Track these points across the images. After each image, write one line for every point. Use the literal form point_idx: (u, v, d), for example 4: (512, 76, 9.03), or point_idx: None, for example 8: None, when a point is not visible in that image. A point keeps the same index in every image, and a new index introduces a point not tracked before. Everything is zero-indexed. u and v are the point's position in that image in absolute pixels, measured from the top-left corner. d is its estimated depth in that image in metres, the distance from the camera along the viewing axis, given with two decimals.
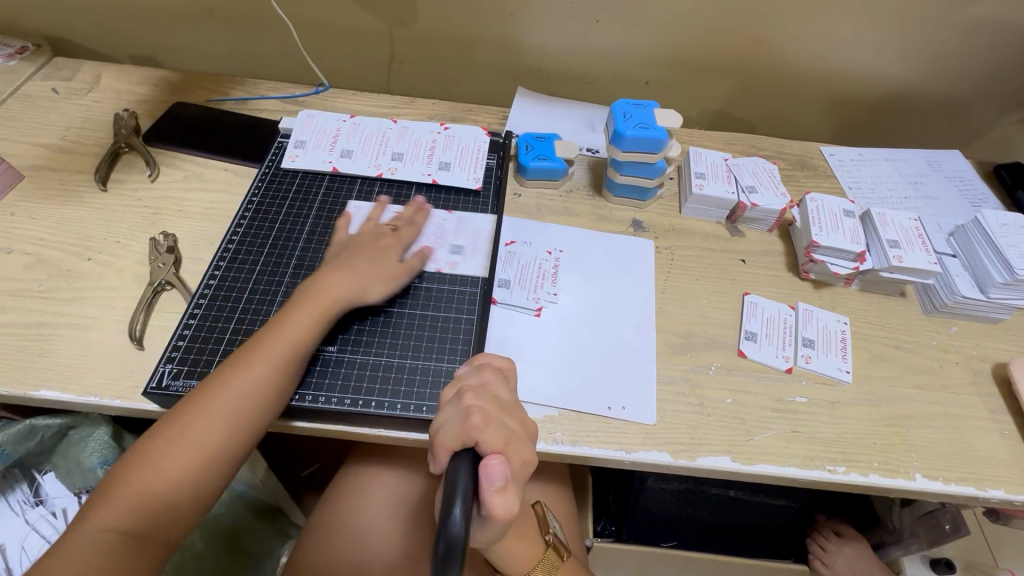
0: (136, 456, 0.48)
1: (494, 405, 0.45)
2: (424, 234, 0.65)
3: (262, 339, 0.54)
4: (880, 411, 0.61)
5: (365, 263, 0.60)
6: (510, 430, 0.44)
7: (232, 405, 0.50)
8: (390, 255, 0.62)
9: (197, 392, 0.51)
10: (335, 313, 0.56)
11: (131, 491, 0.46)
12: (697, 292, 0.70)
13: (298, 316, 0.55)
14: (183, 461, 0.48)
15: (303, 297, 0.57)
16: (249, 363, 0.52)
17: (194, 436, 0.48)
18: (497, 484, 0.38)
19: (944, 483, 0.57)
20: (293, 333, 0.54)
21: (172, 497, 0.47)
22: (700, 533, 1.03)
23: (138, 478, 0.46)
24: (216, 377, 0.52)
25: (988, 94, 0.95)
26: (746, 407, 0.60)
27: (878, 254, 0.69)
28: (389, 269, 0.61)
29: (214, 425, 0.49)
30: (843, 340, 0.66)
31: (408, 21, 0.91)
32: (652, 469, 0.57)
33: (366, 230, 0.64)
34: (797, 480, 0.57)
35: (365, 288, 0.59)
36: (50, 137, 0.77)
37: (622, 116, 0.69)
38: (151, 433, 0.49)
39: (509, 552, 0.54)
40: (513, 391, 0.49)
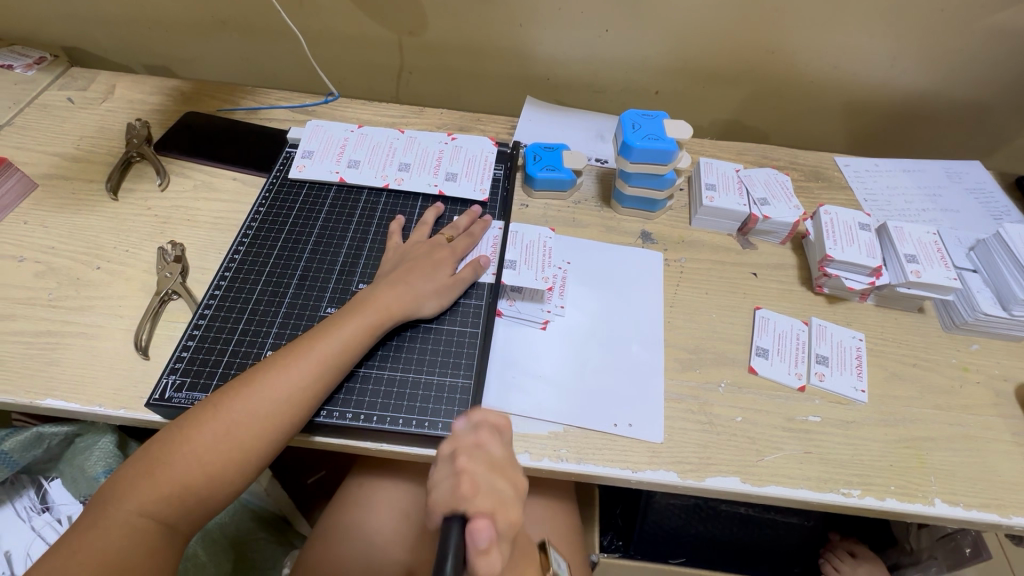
0: (149, 454, 0.48)
1: (485, 465, 0.42)
2: (436, 242, 0.64)
3: (301, 348, 0.53)
4: (898, 432, 0.59)
5: (421, 277, 0.60)
6: (500, 492, 0.40)
7: (251, 416, 0.49)
8: (443, 272, 0.61)
9: (220, 395, 0.50)
10: (344, 321, 0.55)
11: (139, 492, 0.46)
12: (706, 305, 0.68)
13: (343, 330, 0.55)
14: (196, 467, 0.47)
15: (355, 306, 0.57)
16: (285, 373, 0.51)
17: (210, 443, 0.48)
18: (483, 548, 0.35)
19: (965, 509, 0.55)
20: (335, 345, 0.54)
21: (178, 502, 0.47)
22: (708, 550, 1.01)
23: (148, 478, 0.46)
24: (241, 382, 0.51)
25: (1010, 103, 0.93)
26: (757, 426, 0.59)
27: (894, 269, 0.67)
28: (443, 285, 0.61)
29: (231, 433, 0.49)
30: (859, 357, 0.64)
31: (418, 31, 0.91)
32: (659, 488, 0.56)
33: (421, 240, 0.65)
34: (810, 503, 0.55)
35: (417, 306, 0.59)
36: (64, 146, 0.78)
37: (631, 127, 0.68)
38: (157, 438, 0.48)
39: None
40: (508, 451, 0.45)
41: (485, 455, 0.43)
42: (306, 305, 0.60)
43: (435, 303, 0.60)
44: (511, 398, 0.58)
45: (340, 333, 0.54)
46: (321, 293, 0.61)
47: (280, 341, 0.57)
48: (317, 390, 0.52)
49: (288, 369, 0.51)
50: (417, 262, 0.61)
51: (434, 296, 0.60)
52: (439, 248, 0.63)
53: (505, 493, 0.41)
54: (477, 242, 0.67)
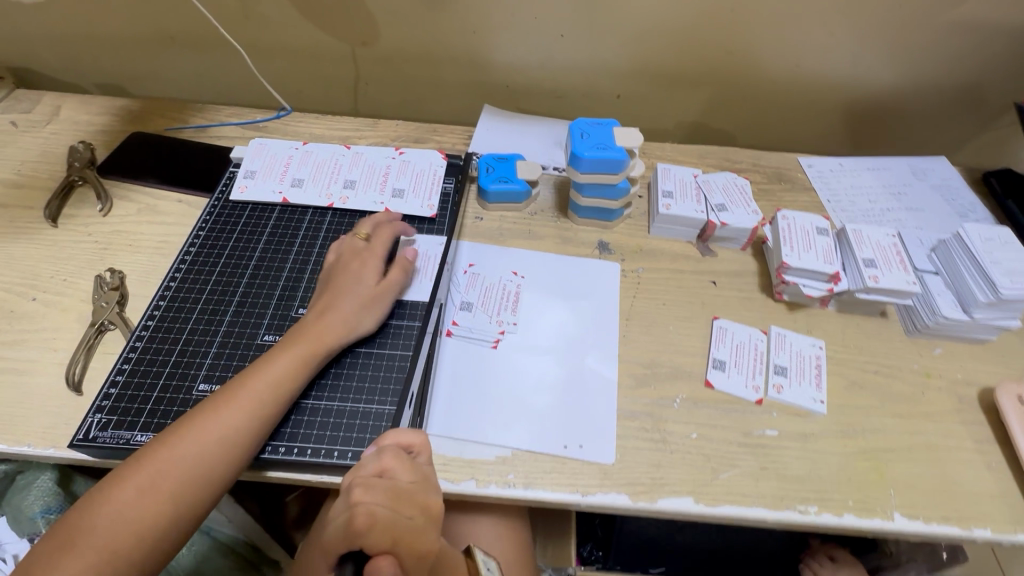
0: (69, 528, 0.44)
1: (387, 496, 0.32)
2: (357, 246, 0.62)
3: (231, 389, 0.51)
4: (857, 444, 0.58)
5: (345, 292, 0.58)
6: (402, 522, 0.31)
7: (186, 465, 0.47)
8: (368, 280, 0.59)
9: (146, 449, 0.48)
10: (276, 355, 0.53)
11: (58, 571, 0.42)
12: (663, 317, 0.67)
13: (275, 364, 0.53)
14: (124, 532, 0.44)
15: (289, 338, 0.55)
16: (218, 417, 0.49)
17: (137, 504, 0.45)
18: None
19: (925, 523, 0.53)
20: (268, 380, 0.52)
21: (107, 573, 0.43)
22: (688, 559, 0.99)
23: (69, 552, 0.43)
24: (169, 434, 0.49)
25: (976, 98, 0.91)
26: (712, 442, 0.57)
27: (852, 274, 0.65)
28: (368, 296, 0.58)
29: (158, 489, 0.46)
30: (818, 366, 0.63)
31: (371, 42, 0.89)
32: (611, 512, 0.54)
33: (343, 247, 0.62)
34: (765, 522, 0.53)
35: (347, 325, 0.57)
36: (5, 172, 0.76)
37: (580, 136, 0.66)
38: (79, 508, 0.45)
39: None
40: (426, 471, 0.36)
41: (389, 482, 0.33)
42: (242, 334, 0.57)
43: (365, 319, 0.58)
44: (458, 422, 0.57)
45: (272, 367, 0.53)
46: (259, 320, 0.59)
47: (213, 374, 0.55)
48: (253, 429, 0.50)
49: (220, 412, 0.49)
50: (339, 276, 0.59)
51: (362, 312, 0.58)
52: (360, 252, 0.61)
53: (415, 523, 0.32)
54: (416, 256, 0.65)
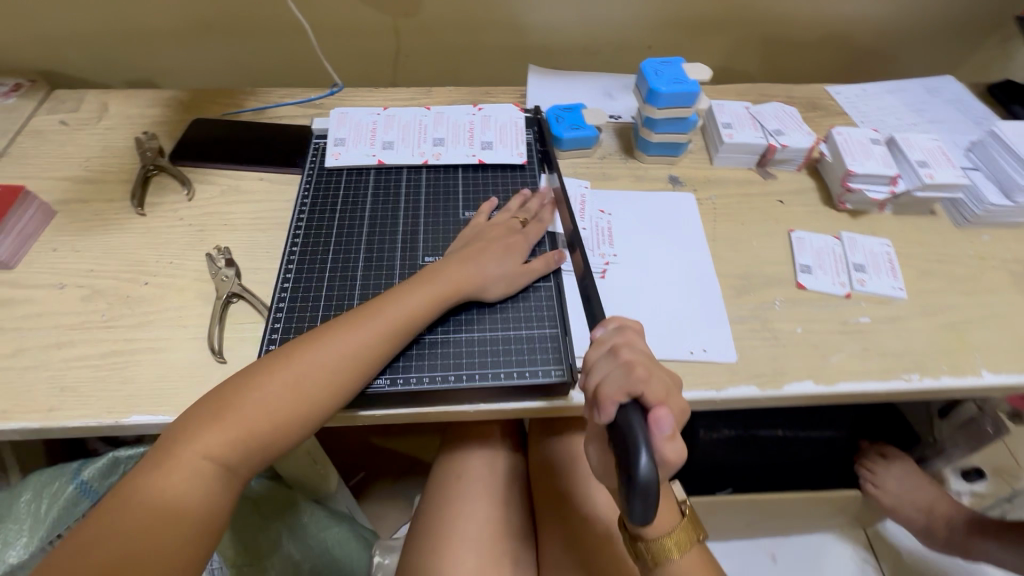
0: (218, 397, 0.49)
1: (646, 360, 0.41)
2: (511, 225, 0.64)
3: (370, 311, 0.54)
4: (938, 319, 0.65)
5: (492, 260, 0.59)
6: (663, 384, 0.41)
7: (284, 390, 0.49)
8: (516, 256, 0.61)
9: (267, 364, 0.50)
10: (414, 290, 0.56)
11: (204, 436, 0.47)
12: (745, 234, 0.72)
13: (413, 300, 0.55)
14: (263, 411, 0.48)
15: (422, 277, 0.58)
16: (351, 335, 0.52)
17: (279, 392, 0.49)
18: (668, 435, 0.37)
19: (1009, 376, 0.61)
20: (393, 313, 0.54)
21: (242, 446, 0.48)
22: (756, 476, 1.07)
23: (218, 422, 0.47)
24: (311, 338, 0.52)
25: (970, 19, 1.00)
26: (816, 333, 0.63)
27: (909, 176, 0.73)
28: (511, 271, 0.60)
29: (299, 384, 0.49)
30: (891, 261, 0.70)
31: (413, 12, 0.91)
32: (742, 404, 0.59)
33: (500, 221, 0.64)
34: (877, 394, 0.60)
35: (483, 287, 0.58)
36: (72, 169, 0.75)
37: (654, 74, 0.71)
38: (228, 383, 0.50)
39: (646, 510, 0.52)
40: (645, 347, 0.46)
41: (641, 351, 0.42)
42: (379, 285, 0.60)
43: (498, 288, 0.59)
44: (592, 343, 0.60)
45: (409, 301, 0.55)
46: (390, 271, 0.61)
47: None
48: (384, 352, 0.53)
49: (358, 329, 0.52)
50: (489, 243, 0.61)
51: (499, 281, 0.59)
52: (513, 233, 0.63)
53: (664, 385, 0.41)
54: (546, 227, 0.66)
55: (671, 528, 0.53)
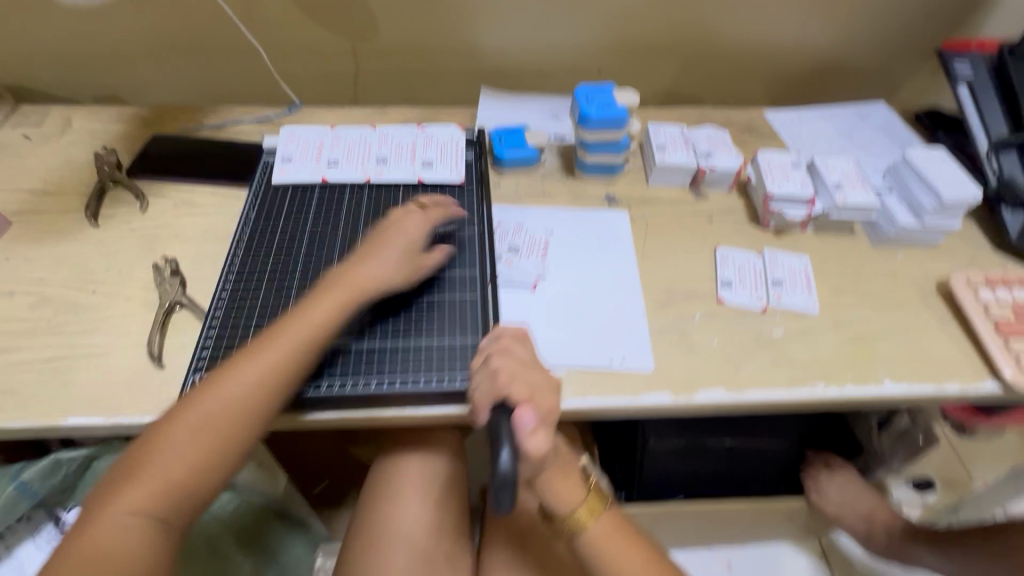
0: (136, 455, 0.51)
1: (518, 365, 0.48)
2: (410, 212, 0.69)
3: (263, 341, 0.56)
4: (847, 332, 0.69)
5: (390, 250, 0.64)
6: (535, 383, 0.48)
7: (236, 394, 0.53)
8: (416, 243, 0.66)
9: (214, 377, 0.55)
10: (313, 304, 0.59)
11: (125, 495, 0.49)
12: (673, 251, 0.76)
13: (303, 317, 0.58)
14: (179, 462, 0.51)
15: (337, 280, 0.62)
16: (235, 372, 0.54)
17: (190, 442, 0.51)
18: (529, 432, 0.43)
19: (910, 385, 0.65)
20: (299, 333, 0.57)
21: (164, 496, 0.50)
22: (705, 485, 1.10)
23: (135, 479, 0.50)
24: (213, 381, 0.54)
25: (901, 50, 1.07)
26: (731, 344, 0.67)
27: (825, 197, 0.77)
28: (412, 256, 0.65)
29: (207, 427, 0.52)
30: (807, 277, 0.74)
31: (370, 36, 0.95)
32: (657, 411, 0.63)
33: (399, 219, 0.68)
34: (784, 401, 0.63)
35: (385, 278, 0.63)
36: (31, 182, 0.78)
37: (585, 100, 0.76)
38: (146, 437, 0.52)
39: (553, 488, 0.59)
40: (530, 351, 0.52)
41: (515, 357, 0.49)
42: (312, 296, 0.64)
43: (400, 269, 0.64)
44: None
45: (301, 319, 0.58)
46: (323, 285, 0.66)
47: None
48: (290, 373, 0.55)
49: (234, 369, 0.54)
50: (382, 235, 0.65)
51: (398, 264, 0.64)
52: (405, 219, 0.68)
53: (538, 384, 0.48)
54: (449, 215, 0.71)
55: (577, 502, 0.59)
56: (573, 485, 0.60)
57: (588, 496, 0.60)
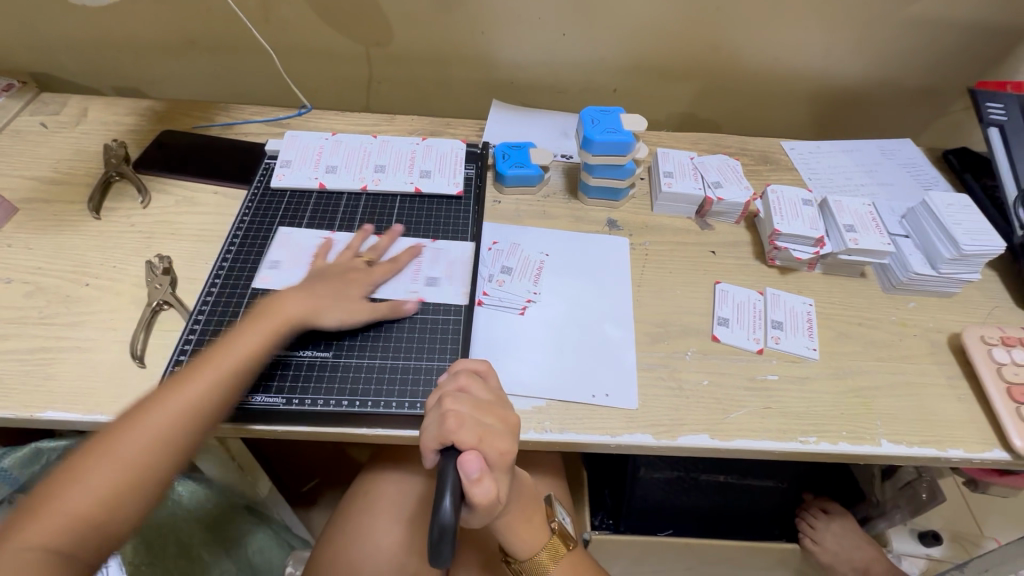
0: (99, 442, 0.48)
1: (471, 406, 0.48)
2: (354, 264, 0.66)
3: (257, 313, 0.59)
4: (847, 383, 0.66)
5: (335, 290, 0.62)
6: (485, 425, 0.47)
7: (231, 368, 0.55)
8: (349, 297, 0.62)
9: (137, 403, 0.51)
10: (284, 301, 0.60)
11: (84, 478, 0.45)
12: (670, 283, 0.74)
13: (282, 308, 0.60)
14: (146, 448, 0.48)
15: (283, 293, 0.62)
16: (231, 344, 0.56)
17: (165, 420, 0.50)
18: (474, 479, 0.42)
19: (909, 446, 0.61)
20: (278, 316, 0.59)
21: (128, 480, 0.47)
22: (695, 521, 1.06)
23: (97, 462, 0.47)
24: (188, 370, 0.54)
25: (934, 85, 1.02)
26: (722, 386, 0.64)
27: (836, 239, 0.74)
28: (350, 305, 0.62)
29: (190, 407, 0.52)
30: (810, 320, 0.71)
31: (385, 42, 0.95)
32: (637, 451, 0.61)
33: (343, 261, 0.66)
34: (772, 452, 0.61)
35: (331, 308, 0.61)
36: (41, 170, 0.80)
37: (591, 123, 0.74)
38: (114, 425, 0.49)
39: (512, 534, 0.58)
40: (491, 389, 0.52)
41: (469, 397, 0.49)
42: None
43: (337, 313, 0.61)
44: None
45: (281, 313, 0.59)
46: None
47: None
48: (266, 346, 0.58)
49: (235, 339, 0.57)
50: (330, 279, 0.63)
51: (338, 308, 0.61)
52: (355, 270, 0.65)
53: (492, 426, 0.48)
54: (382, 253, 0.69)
55: (542, 547, 0.60)
56: (537, 531, 0.60)
57: (552, 537, 0.61)
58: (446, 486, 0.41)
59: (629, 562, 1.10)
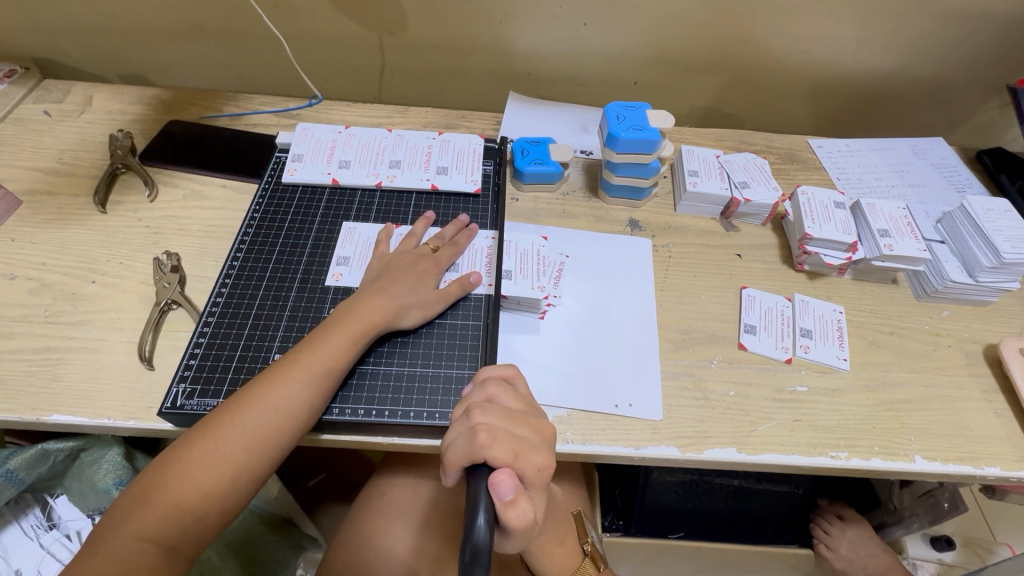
0: (148, 482, 0.48)
1: (502, 417, 0.45)
2: (421, 252, 0.65)
3: (300, 357, 0.54)
4: (878, 396, 0.63)
5: (404, 287, 0.60)
6: (520, 437, 0.45)
7: (274, 406, 0.51)
8: (424, 288, 0.62)
9: (211, 421, 0.50)
10: (334, 331, 0.56)
11: (135, 520, 0.46)
12: (695, 287, 0.71)
13: (332, 339, 0.56)
14: (193, 492, 0.48)
15: (339, 319, 0.57)
16: (274, 383, 0.52)
17: (209, 463, 0.49)
18: (509, 501, 0.39)
19: (943, 463, 0.59)
20: (324, 356, 0.54)
21: (177, 523, 0.47)
22: (708, 524, 1.04)
23: (146, 504, 0.47)
24: (232, 407, 0.51)
25: (969, 82, 0.98)
26: (748, 398, 0.62)
27: (869, 244, 0.71)
28: (425, 297, 0.61)
29: (232, 447, 0.49)
30: (840, 329, 0.68)
31: (399, 31, 0.92)
32: (661, 463, 0.59)
33: (406, 250, 0.65)
34: (801, 467, 0.58)
35: (398, 316, 0.59)
36: (45, 160, 0.77)
37: (616, 119, 0.71)
38: (158, 463, 0.49)
39: (547, 560, 0.60)
40: (521, 398, 0.49)
41: (499, 407, 0.46)
42: (309, 309, 0.63)
43: (415, 314, 0.60)
44: None
45: (330, 343, 0.55)
46: (322, 299, 0.64)
47: (286, 344, 0.60)
48: (313, 397, 0.53)
49: (280, 380, 0.52)
50: (399, 272, 0.62)
51: (415, 307, 0.60)
52: (423, 258, 0.64)
53: (525, 439, 0.45)
54: (462, 252, 0.68)
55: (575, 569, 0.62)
56: (568, 554, 0.62)
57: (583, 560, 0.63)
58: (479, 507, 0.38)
59: (639, 563, 1.09)
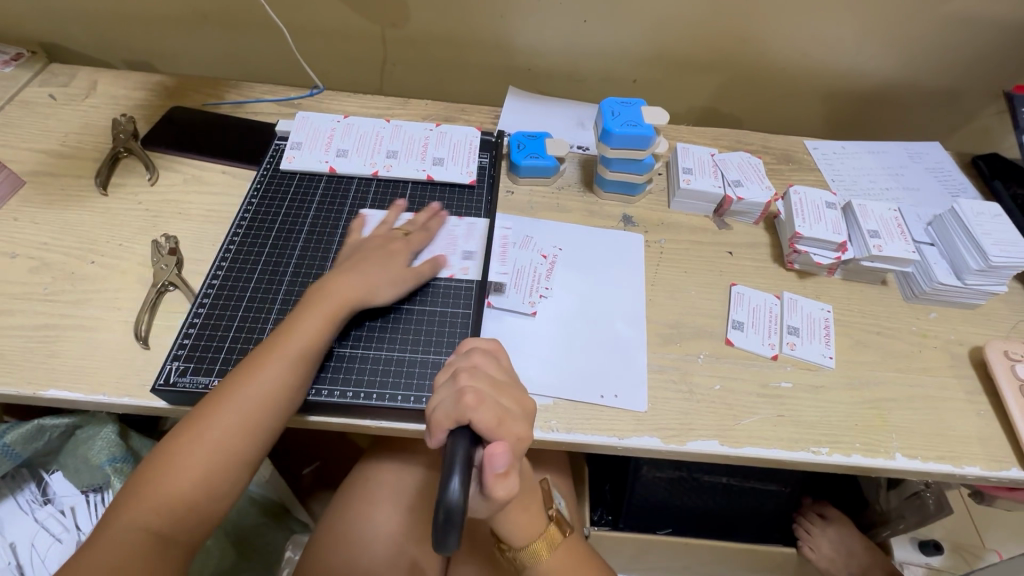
0: (141, 473, 0.50)
1: (489, 385, 0.48)
2: (392, 235, 0.66)
3: (273, 344, 0.55)
4: (862, 394, 0.64)
5: (374, 268, 0.62)
6: (504, 408, 0.47)
7: (255, 395, 0.52)
8: (395, 267, 0.63)
9: (196, 412, 0.52)
10: (306, 317, 0.57)
11: (129, 509, 0.48)
12: (685, 283, 0.72)
13: (305, 325, 0.56)
14: (184, 482, 0.49)
15: (310, 306, 0.58)
16: (251, 372, 0.53)
17: (195, 453, 0.50)
18: (498, 472, 0.42)
19: (924, 462, 0.60)
20: (296, 341, 0.55)
21: (172, 511, 0.48)
22: (695, 521, 1.04)
23: (138, 496, 0.48)
24: (214, 398, 0.52)
25: (966, 87, 0.98)
26: (734, 392, 0.63)
27: (859, 244, 0.72)
28: (396, 274, 0.62)
29: (216, 437, 0.51)
30: (827, 327, 0.69)
31: (401, 24, 0.93)
32: (645, 454, 0.60)
33: (378, 233, 0.66)
34: (783, 462, 0.59)
35: (371, 296, 0.60)
36: (49, 143, 0.78)
37: (610, 114, 0.72)
38: (148, 457, 0.50)
39: (511, 523, 0.57)
40: (506, 371, 0.51)
41: (485, 376, 0.48)
42: (302, 294, 0.64)
43: (389, 291, 0.61)
44: None
45: (305, 329, 0.56)
46: (315, 283, 0.65)
47: (279, 326, 0.61)
48: (291, 383, 0.54)
49: (259, 367, 0.53)
50: (369, 254, 0.63)
51: (387, 284, 0.61)
52: (394, 239, 0.65)
53: (508, 407, 0.47)
54: (438, 239, 0.69)
55: (534, 536, 0.58)
56: (533, 519, 0.58)
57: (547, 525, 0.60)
58: (461, 469, 0.40)
59: (626, 558, 1.09)
